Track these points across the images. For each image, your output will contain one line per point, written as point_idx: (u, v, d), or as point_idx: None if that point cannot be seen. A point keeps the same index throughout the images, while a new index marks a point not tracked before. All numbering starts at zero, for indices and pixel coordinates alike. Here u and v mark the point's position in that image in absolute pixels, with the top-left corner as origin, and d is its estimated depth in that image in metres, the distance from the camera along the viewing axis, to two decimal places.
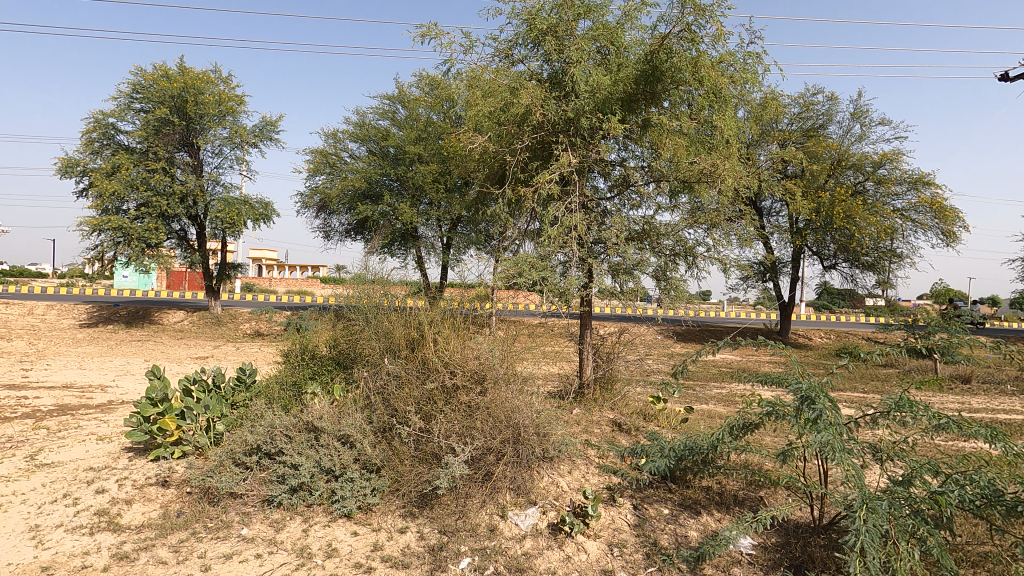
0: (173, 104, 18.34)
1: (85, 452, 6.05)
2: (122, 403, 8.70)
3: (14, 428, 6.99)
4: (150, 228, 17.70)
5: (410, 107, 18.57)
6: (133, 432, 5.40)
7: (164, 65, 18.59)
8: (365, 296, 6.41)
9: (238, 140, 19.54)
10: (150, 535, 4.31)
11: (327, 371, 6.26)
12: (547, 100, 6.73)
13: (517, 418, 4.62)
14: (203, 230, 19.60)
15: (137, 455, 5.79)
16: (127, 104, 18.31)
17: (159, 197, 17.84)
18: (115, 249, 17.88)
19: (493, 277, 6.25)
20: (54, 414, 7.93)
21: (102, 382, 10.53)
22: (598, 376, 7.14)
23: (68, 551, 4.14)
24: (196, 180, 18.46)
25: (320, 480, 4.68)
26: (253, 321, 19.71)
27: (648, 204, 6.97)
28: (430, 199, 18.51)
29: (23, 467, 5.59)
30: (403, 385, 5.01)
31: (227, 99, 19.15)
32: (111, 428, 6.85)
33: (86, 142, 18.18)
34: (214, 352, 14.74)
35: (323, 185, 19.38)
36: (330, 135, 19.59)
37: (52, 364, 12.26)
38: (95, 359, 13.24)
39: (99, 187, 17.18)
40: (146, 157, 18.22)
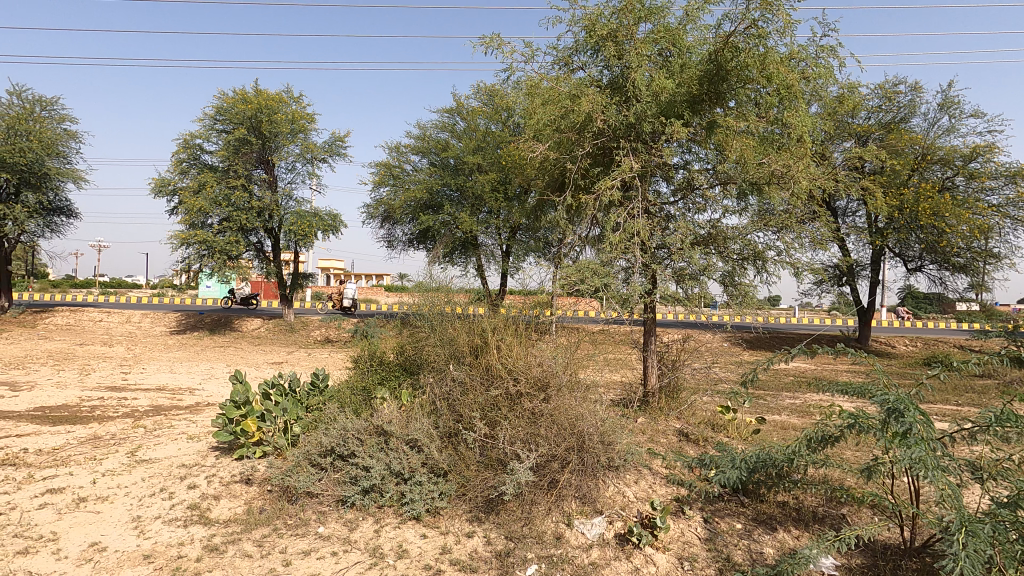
0: (250, 124, 19.55)
1: (177, 450, 6.52)
2: (207, 405, 9.33)
3: (116, 428, 7.64)
4: (232, 242, 18.93)
5: (469, 118, 18.94)
6: (220, 433, 5.81)
7: (242, 88, 19.84)
8: (431, 303, 6.59)
9: (310, 156, 20.61)
10: (237, 530, 4.58)
11: (395, 376, 6.49)
12: (608, 105, 6.70)
13: (582, 425, 4.64)
14: (278, 242, 20.73)
15: (223, 454, 6.20)
16: (211, 126, 19.70)
17: (239, 212, 19.10)
18: (200, 262, 19.18)
19: (553, 283, 6.33)
20: (149, 414, 8.63)
21: (190, 384, 11.41)
22: (663, 385, 7.05)
23: (165, 541, 4.44)
24: (271, 196, 19.66)
25: (390, 482, 4.83)
26: (323, 328, 20.60)
27: (714, 208, 6.76)
28: (490, 208, 18.70)
29: (126, 463, 6.12)
30: (467, 391, 5.13)
31: (299, 118, 20.21)
32: (199, 429, 7.36)
33: (175, 163, 19.73)
34: (288, 358, 15.54)
35: (387, 196, 20.06)
36: (394, 148, 20.33)
37: (147, 369, 13.33)
38: (183, 363, 14.24)
39: (187, 204, 18.58)
40: (227, 175, 19.56)
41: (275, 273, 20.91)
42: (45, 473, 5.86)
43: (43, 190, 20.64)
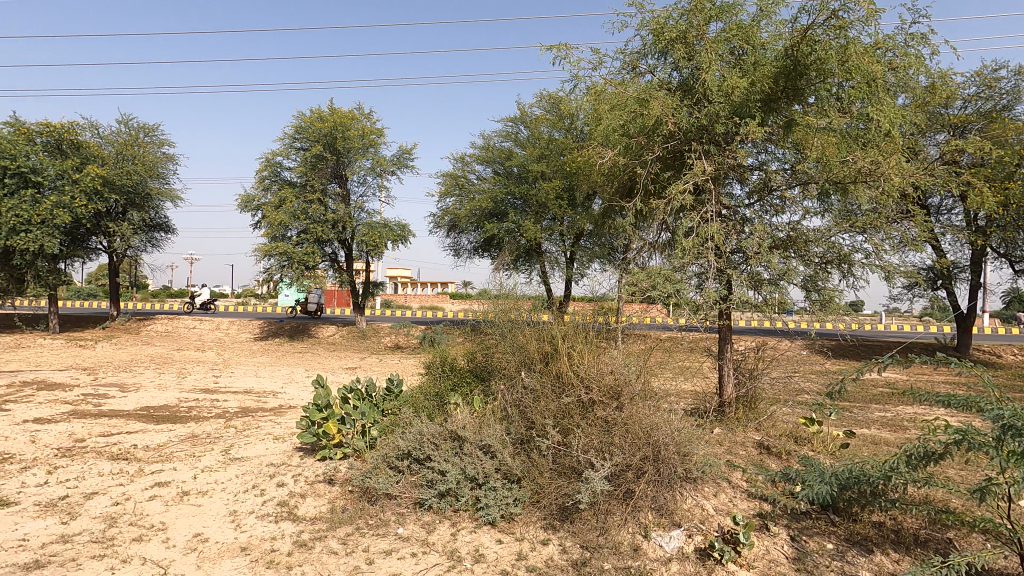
0: (326, 141, 20.60)
1: (265, 449, 6.95)
2: (290, 408, 9.89)
3: (211, 428, 8.25)
4: (309, 252, 19.97)
5: (532, 126, 19.10)
6: (304, 434, 6.14)
7: (318, 107, 20.95)
8: (501, 310, 6.67)
9: (380, 170, 21.46)
10: (322, 527, 4.81)
11: (467, 383, 6.62)
12: (678, 108, 6.56)
13: (657, 435, 4.55)
14: (351, 252, 21.68)
15: (306, 455, 6.55)
16: (290, 144, 20.93)
17: (316, 224, 20.15)
18: (281, 272, 20.36)
19: (617, 291, 6.34)
20: (239, 415, 9.24)
21: (273, 388, 12.13)
22: (741, 395, 6.80)
23: (259, 534, 4.73)
24: (345, 209, 20.62)
25: (465, 486, 4.92)
26: (393, 335, 21.30)
27: (793, 209, 6.44)
28: (554, 215, 18.73)
29: (222, 460, 6.58)
30: (539, 398, 5.15)
31: (370, 133, 21.10)
32: (284, 430, 7.82)
33: (259, 180, 21.10)
34: (361, 363, 16.18)
35: (453, 206, 20.54)
36: (459, 159, 20.80)
37: (235, 373, 14.29)
38: (267, 368, 15.16)
39: (270, 218, 19.79)
40: (305, 190, 20.70)
41: (348, 282, 21.87)
42: (153, 467, 6.41)
43: (146, 209, 22.71)
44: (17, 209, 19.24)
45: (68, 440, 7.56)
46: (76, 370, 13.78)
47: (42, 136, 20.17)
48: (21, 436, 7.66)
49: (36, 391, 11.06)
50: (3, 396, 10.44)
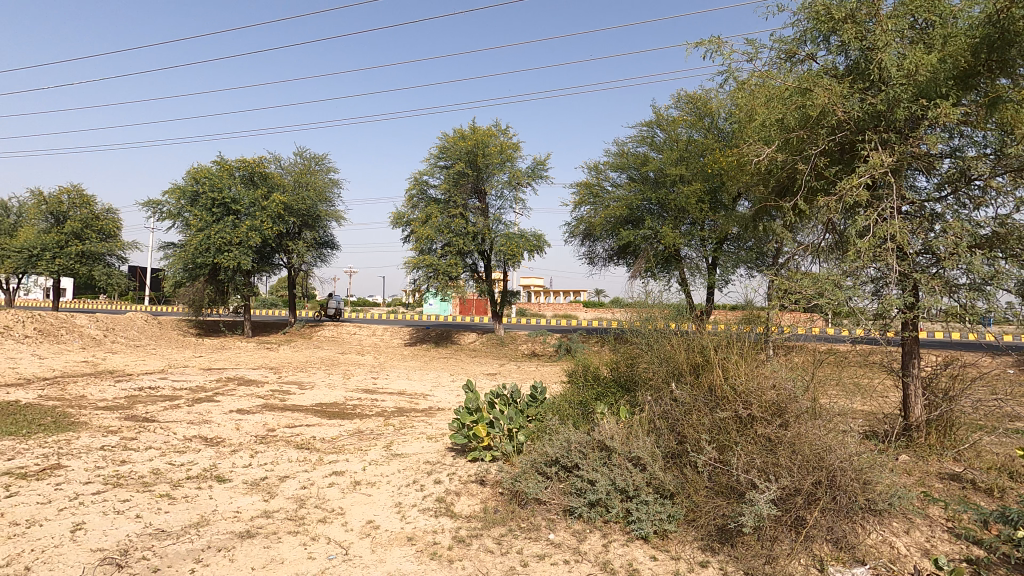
0: (467, 158, 21.78)
1: (421, 447, 7.49)
2: (439, 410, 10.56)
3: (373, 425, 9.10)
4: (452, 264, 21.22)
5: (669, 128, 18.41)
6: (456, 434, 6.48)
7: (460, 127, 22.25)
8: (645, 318, 6.48)
9: (516, 182, 22.19)
10: (478, 525, 5.05)
11: (612, 393, 6.55)
12: (846, 95, 5.90)
13: (831, 458, 4.10)
14: (489, 263, 22.65)
15: (458, 455, 6.94)
16: (435, 164, 22.48)
17: (458, 237, 21.38)
18: (427, 282, 21.87)
19: (768, 298, 5.86)
20: (395, 414, 10.07)
21: (423, 390, 13.06)
22: (934, 418, 5.88)
23: (422, 526, 5.10)
24: (484, 221, 21.63)
25: (616, 497, 4.86)
26: (530, 342, 21.77)
27: (1001, 201, 5.46)
28: (693, 219, 17.89)
29: (385, 455, 7.22)
30: (691, 412, 4.92)
31: (507, 148, 21.91)
32: (436, 431, 8.37)
33: (408, 198, 22.94)
34: (501, 370, 16.75)
35: (587, 214, 20.51)
36: (593, 167, 20.77)
37: (391, 375, 15.62)
38: (417, 372, 16.35)
39: (418, 233, 21.38)
40: (448, 206, 22.09)
41: (487, 291, 22.85)
42: (329, 457, 7.22)
43: (317, 228, 25.87)
44: (222, 232, 22.99)
45: (263, 429, 8.81)
46: (266, 369, 16.06)
47: (239, 171, 24.02)
48: (230, 423, 9.10)
49: (238, 385, 13.07)
50: (214, 389, 12.50)
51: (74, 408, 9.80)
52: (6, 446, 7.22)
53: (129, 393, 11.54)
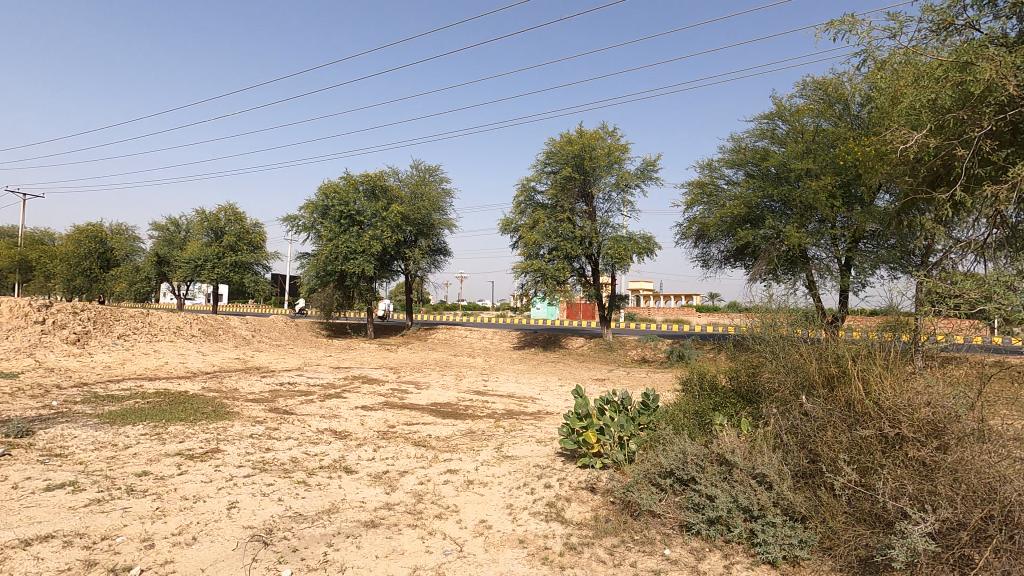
0: (574, 163, 21.73)
1: (531, 451, 7.56)
2: (548, 414, 10.61)
3: (484, 426, 9.36)
4: (559, 268, 21.24)
5: (792, 119, 17.04)
6: (566, 440, 6.52)
7: (567, 132, 22.26)
8: (768, 323, 5.97)
9: (624, 184, 21.74)
10: (590, 534, 4.97)
11: (732, 404, 6.15)
12: (1020, 66, 5.04)
13: (1006, 490, 3.52)
14: (597, 267, 22.41)
15: (568, 460, 6.92)
16: (543, 169, 22.69)
17: (565, 242, 21.39)
18: (535, 287, 22.10)
19: (917, 302, 5.15)
20: (505, 416, 10.27)
21: (532, 394, 13.20)
22: None
23: (533, 530, 5.13)
24: (591, 225, 21.44)
25: (738, 517, 4.53)
26: (639, 348, 21.17)
27: None
28: (823, 216, 16.38)
29: (496, 456, 7.38)
30: (825, 428, 4.48)
31: (614, 150, 21.57)
32: (545, 435, 8.41)
33: (516, 205, 23.38)
34: (610, 375, 16.45)
35: (701, 214, 19.55)
36: (706, 165, 19.78)
37: (500, 378, 15.97)
38: (525, 375, 16.55)
39: (526, 238, 21.69)
40: (555, 210, 22.19)
41: (595, 295, 22.61)
42: (444, 455, 7.52)
43: (431, 236, 27.25)
44: (348, 242, 24.98)
45: (384, 425, 9.40)
46: (386, 369, 17.17)
47: (363, 185, 26.01)
48: (355, 418, 9.83)
49: (362, 384, 14.09)
50: (342, 386, 13.58)
51: (229, 400, 11.13)
52: (177, 430, 8.38)
53: (272, 387, 12.89)
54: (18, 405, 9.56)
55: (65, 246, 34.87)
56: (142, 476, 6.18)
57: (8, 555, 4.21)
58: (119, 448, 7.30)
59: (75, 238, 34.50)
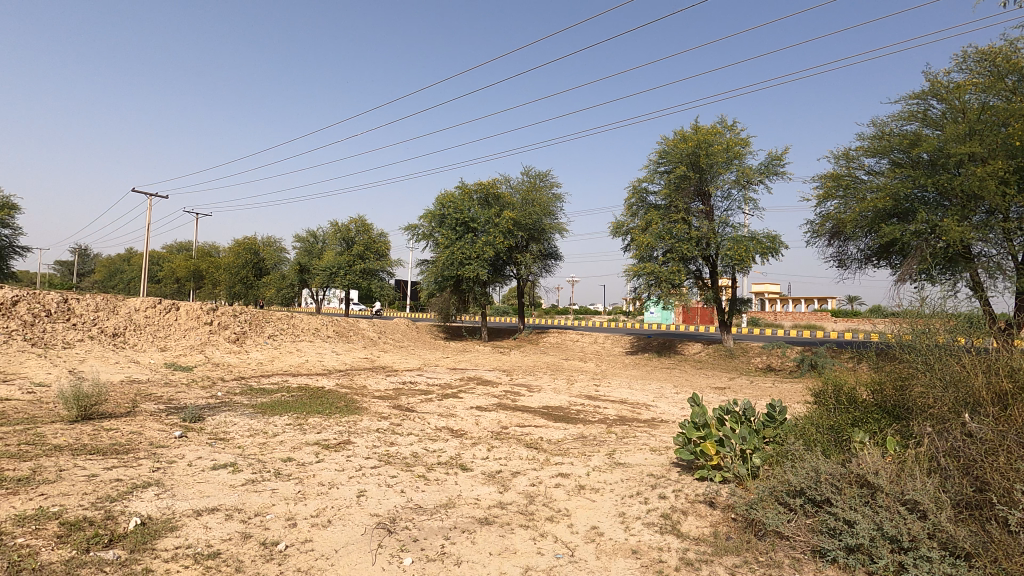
0: (690, 160, 20.80)
1: (645, 459, 7.34)
2: (663, 422, 10.23)
3: (596, 431, 9.24)
4: (674, 271, 20.40)
5: (951, 96, 14.90)
6: (681, 450, 6.24)
7: (681, 129, 21.40)
8: (920, 330, 5.24)
9: (745, 181, 20.39)
10: (708, 550, 4.72)
11: (876, 419, 5.51)
12: None
13: None
14: (716, 269, 21.24)
15: (684, 472, 6.64)
16: (655, 169, 22.01)
17: (680, 243, 20.50)
18: (648, 290, 21.46)
19: None
20: (618, 423, 10.07)
21: (646, 400, 12.81)
22: None
23: (646, 541, 4.98)
24: (709, 225, 20.35)
25: (884, 547, 4.01)
26: (765, 355, 19.66)
27: None
28: (991, 206, 14.15)
29: (608, 462, 7.26)
30: (996, 453, 3.86)
31: (734, 145, 20.34)
32: (660, 444, 8.12)
33: (628, 207, 22.91)
34: (732, 384, 15.46)
35: (835, 210, 17.76)
36: (842, 155, 17.97)
37: (613, 383, 15.70)
38: (639, 381, 16.10)
39: (638, 240, 21.14)
40: (669, 211, 21.40)
41: (713, 298, 21.42)
42: (555, 458, 7.55)
43: (542, 240, 27.58)
44: (463, 248, 26.04)
45: (497, 425, 9.66)
46: (500, 371, 17.62)
47: (477, 193, 27.03)
48: (470, 418, 10.22)
49: (477, 385, 14.59)
50: (459, 386, 14.16)
51: (359, 396, 12.12)
52: (316, 422, 9.28)
53: (396, 385, 13.81)
54: (192, 394, 11.18)
55: (228, 257, 40.15)
56: (287, 461, 6.93)
57: (185, 522, 4.93)
58: (269, 435, 8.25)
59: (236, 250, 39.59)
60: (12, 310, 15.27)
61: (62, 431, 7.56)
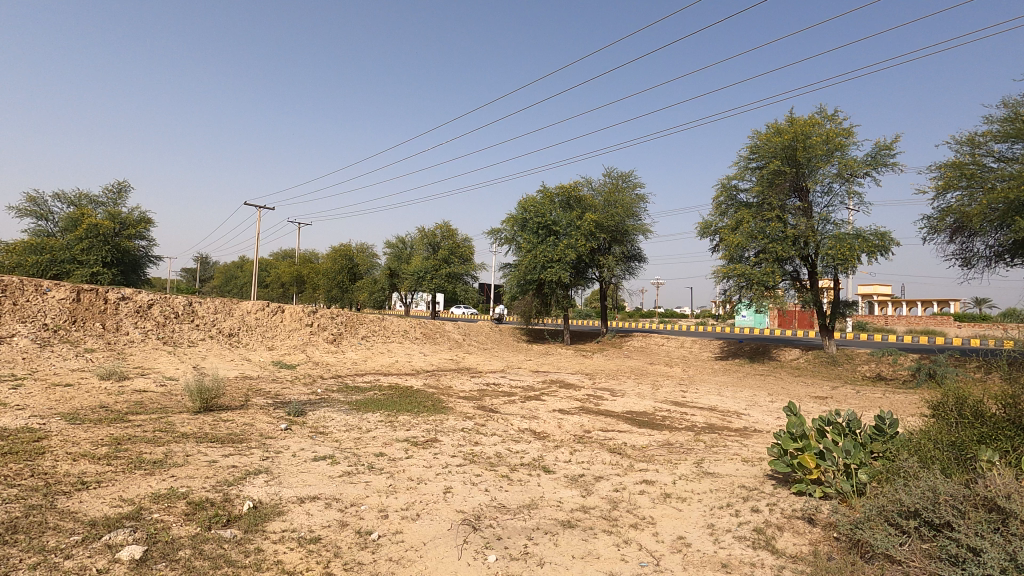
0: (784, 154, 19.59)
1: (736, 470, 7.02)
2: (756, 431, 9.71)
3: (683, 438, 8.95)
4: (768, 272, 19.26)
5: None
6: (777, 462, 5.90)
7: (775, 122, 20.23)
8: None
9: (849, 174, 18.88)
10: (806, 570, 4.43)
11: (1009, 437, 4.90)
12: None
13: None
14: (815, 269, 19.83)
15: (780, 485, 6.27)
16: (746, 166, 20.95)
17: (775, 243, 19.32)
18: (739, 293, 20.44)
19: None
20: (706, 431, 9.69)
21: (737, 408, 12.21)
22: None
23: (737, 555, 4.75)
24: (806, 223, 19.00)
25: None
26: (873, 363, 18.06)
27: None
28: None
29: (696, 471, 7.02)
30: None
31: (835, 136, 18.92)
32: (753, 454, 7.72)
33: (716, 206, 21.99)
34: (834, 393, 14.34)
35: (957, 203, 15.98)
36: (965, 141, 16.14)
37: (701, 389, 15.12)
38: (729, 388, 15.35)
39: (728, 241, 20.21)
40: (762, 209, 20.28)
41: (813, 301, 19.96)
42: (640, 464, 7.40)
43: (625, 242, 27.11)
44: (545, 251, 26.14)
45: (580, 429, 9.62)
46: (582, 375, 17.52)
47: (558, 196, 27.05)
48: (553, 420, 10.25)
49: (559, 388, 14.61)
50: (541, 389, 14.26)
51: (445, 396, 12.54)
52: (405, 420, 9.72)
53: (480, 387, 14.14)
54: (296, 390, 12.11)
55: (326, 263, 43.02)
56: (379, 456, 7.32)
57: (290, 508, 5.36)
58: (363, 431, 8.77)
59: (333, 256, 42.36)
60: (148, 312, 17.29)
61: (188, 421, 8.48)
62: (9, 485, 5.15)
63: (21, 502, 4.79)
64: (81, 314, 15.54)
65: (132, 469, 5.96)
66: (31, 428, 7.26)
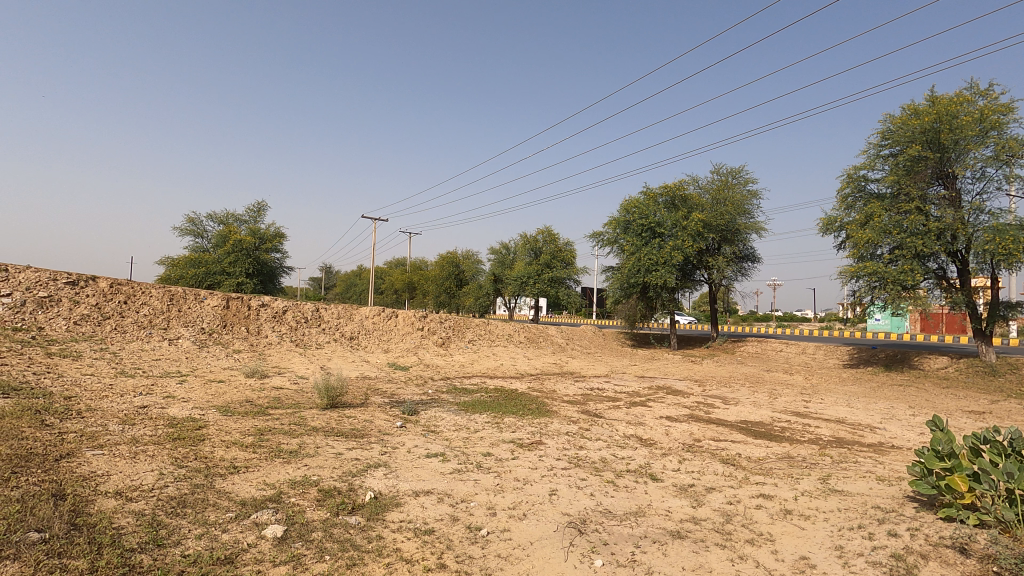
0: (926, 138, 17.42)
1: (869, 489, 6.37)
2: (894, 447, 8.74)
3: (806, 452, 8.28)
4: (906, 270, 17.23)
5: None
6: (920, 483, 5.27)
7: (912, 103, 18.10)
8: None
9: (1008, 156, 16.37)
10: None
11: None
12: None
13: None
14: (967, 266, 17.42)
15: (923, 508, 5.59)
16: (876, 153, 18.95)
17: (913, 238, 17.25)
18: (872, 294, 18.53)
19: None
20: (834, 445, 8.89)
21: (871, 421, 11.06)
22: None
23: None
24: (954, 214, 16.68)
25: None
26: None
27: None
28: None
29: (821, 488, 6.47)
30: None
31: (989, 113, 16.55)
32: (890, 473, 6.96)
33: (842, 199, 20.12)
34: (993, 408, 12.48)
35: None
36: None
37: (826, 399, 13.89)
38: (860, 399, 13.92)
39: (856, 237, 18.38)
40: (897, 201, 18.23)
41: (966, 303, 17.44)
42: (756, 478, 6.97)
43: (737, 242, 25.69)
44: (649, 254, 25.44)
45: (690, 437, 9.26)
46: (691, 381, 16.82)
47: (662, 197, 26.22)
48: (660, 428, 9.95)
49: (667, 394, 14.15)
50: (648, 395, 13.90)
51: (549, 399, 12.64)
52: (511, 422, 9.95)
53: (585, 391, 14.08)
54: (410, 391, 12.84)
55: (435, 270, 45.16)
56: (487, 456, 7.57)
57: (406, 500, 5.72)
58: (471, 431, 9.10)
59: (441, 263, 44.34)
60: (282, 317, 19.22)
61: (317, 415, 9.35)
62: (179, 465, 6.03)
63: (187, 481, 5.58)
64: (230, 319, 17.68)
65: (272, 457, 6.70)
66: (194, 417, 8.41)
